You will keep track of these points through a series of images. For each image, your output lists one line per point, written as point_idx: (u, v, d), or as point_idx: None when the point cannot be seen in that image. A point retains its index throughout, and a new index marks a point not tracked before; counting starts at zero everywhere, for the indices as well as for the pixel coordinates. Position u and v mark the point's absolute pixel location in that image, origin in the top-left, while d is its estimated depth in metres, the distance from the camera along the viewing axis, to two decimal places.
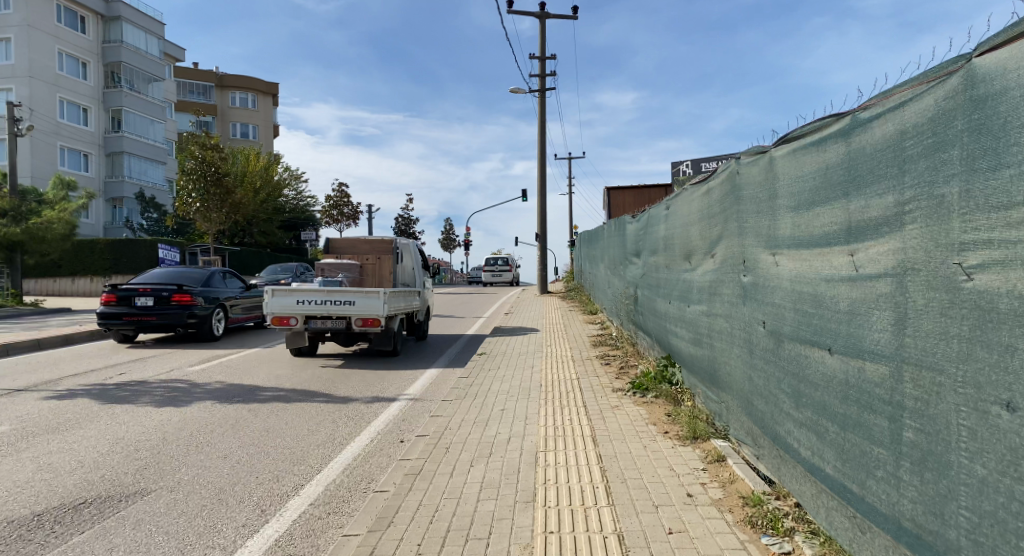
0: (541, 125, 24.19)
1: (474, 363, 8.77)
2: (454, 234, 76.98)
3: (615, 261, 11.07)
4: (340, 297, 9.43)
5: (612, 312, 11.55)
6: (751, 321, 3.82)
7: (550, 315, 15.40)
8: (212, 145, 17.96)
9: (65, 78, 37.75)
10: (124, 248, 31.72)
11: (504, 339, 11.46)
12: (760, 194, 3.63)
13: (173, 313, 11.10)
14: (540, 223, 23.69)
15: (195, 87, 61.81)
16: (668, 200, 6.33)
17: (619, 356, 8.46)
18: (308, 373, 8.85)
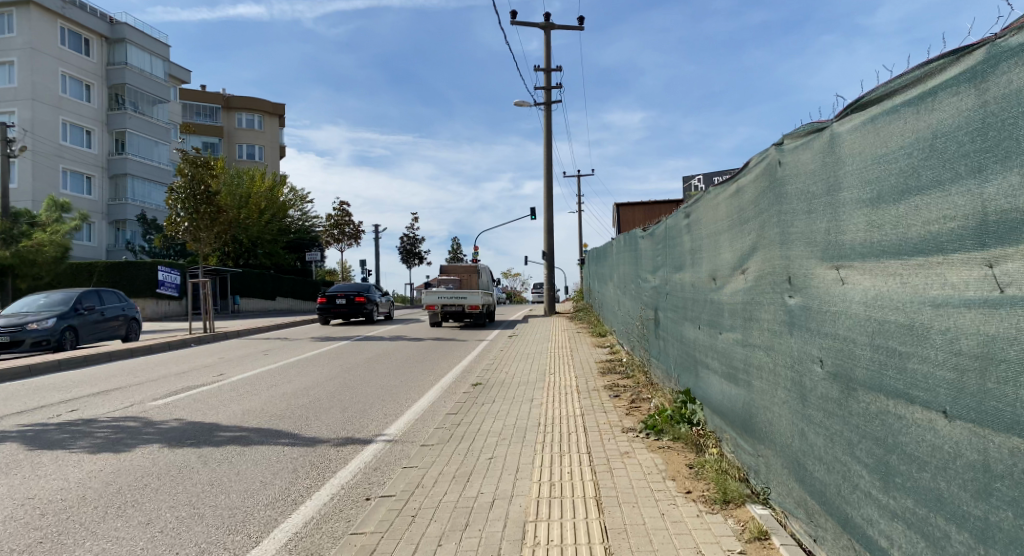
0: (546, 138, 23.42)
1: (467, 395, 7.81)
2: (462, 253, 76.23)
3: (626, 280, 10.15)
4: (462, 294, 19.42)
5: (623, 336, 10.59)
6: (803, 358, 2.86)
7: (556, 337, 14.44)
8: (202, 162, 17.37)
9: (69, 100, 37.81)
10: (123, 272, 31.32)
11: (504, 364, 10.52)
12: (813, 187, 2.71)
13: (360, 306, 21.82)
14: (547, 239, 22.78)
15: (202, 109, 62.08)
16: (688, 207, 5.42)
17: (632, 386, 7.50)
18: (280, 408, 7.96)
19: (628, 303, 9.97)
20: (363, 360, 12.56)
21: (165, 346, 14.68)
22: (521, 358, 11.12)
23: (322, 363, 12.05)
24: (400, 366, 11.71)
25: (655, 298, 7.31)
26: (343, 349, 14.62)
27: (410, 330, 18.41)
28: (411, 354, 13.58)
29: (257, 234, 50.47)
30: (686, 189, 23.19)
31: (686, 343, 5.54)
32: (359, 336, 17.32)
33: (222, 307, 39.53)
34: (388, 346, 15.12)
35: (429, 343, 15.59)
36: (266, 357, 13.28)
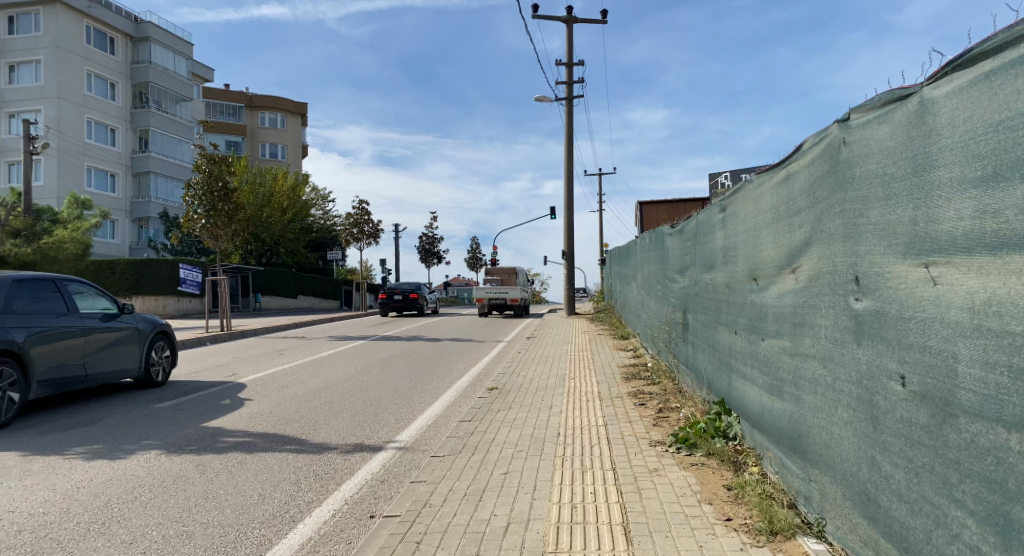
0: (568, 134, 22.93)
1: (484, 400, 7.40)
2: (482, 253, 75.92)
3: (651, 280, 9.67)
4: (505, 291, 26.48)
5: (648, 338, 10.08)
6: (876, 374, 2.38)
7: (577, 338, 13.95)
8: (219, 158, 17.22)
9: (94, 99, 38.28)
10: (145, 270, 31.63)
11: (524, 367, 10.09)
12: (891, 167, 2.24)
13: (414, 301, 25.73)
14: (568, 238, 22.29)
15: (225, 108, 62.53)
16: (723, 199, 4.95)
17: (658, 394, 7.03)
18: (290, 411, 7.60)
19: (653, 304, 9.49)
20: (380, 360, 12.20)
21: (181, 344, 14.49)
22: (541, 361, 10.67)
23: (338, 363, 11.72)
24: (417, 367, 11.32)
25: (684, 299, 6.84)
26: (359, 350, 14.29)
27: (429, 330, 18.04)
28: (429, 355, 13.19)
29: (280, 232, 50.69)
30: (712, 187, 22.54)
31: (721, 349, 5.07)
32: (377, 336, 17.00)
33: (243, 305, 39.62)
34: (405, 347, 14.76)
35: (448, 344, 15.21)
36: (282, 357, 12.98)
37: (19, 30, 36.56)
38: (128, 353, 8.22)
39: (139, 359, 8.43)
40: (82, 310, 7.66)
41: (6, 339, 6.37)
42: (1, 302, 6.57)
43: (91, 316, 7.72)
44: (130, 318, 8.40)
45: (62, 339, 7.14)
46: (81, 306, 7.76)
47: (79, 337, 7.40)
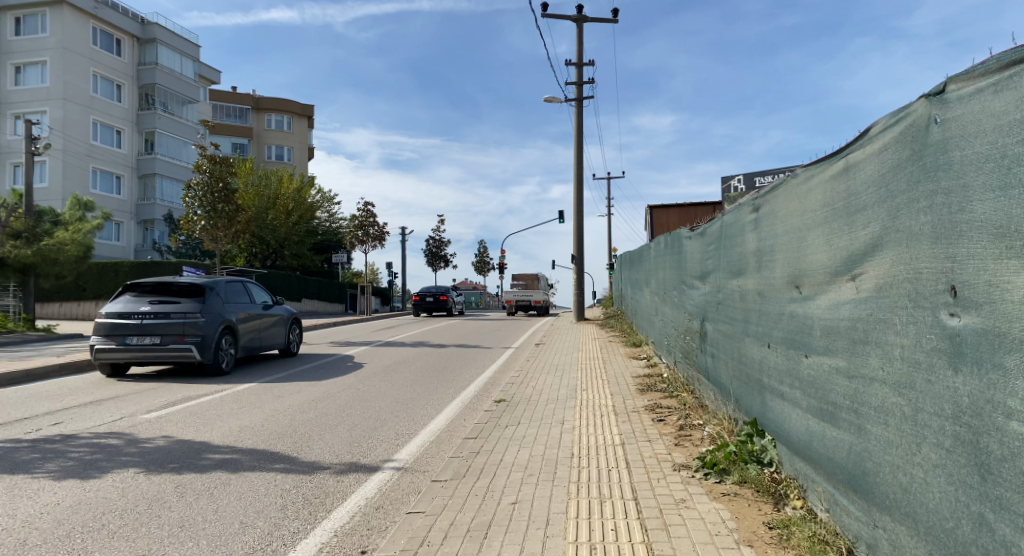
0: (577, 136, 22.46)
1: (489, 414, 6.93)
2: (488, 256, 75.45)
3: (665, 285, 9.24)
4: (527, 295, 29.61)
5: (662, 347, 9.59)
6: (984, 411, 1.89)
7: (586, 345, 13.45)
8: (220, 158, 16.86)
9: (99, 100, 38.18)
10: (148, 272, 31.32)
11: (532, 375, 9.62)
12: (1010, 151, 1.75)
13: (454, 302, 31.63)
14: (577, 242, 21.78)
15: (232, 110, 62.44)
16: (756, 198, 4.45)
17: (677, 409, 6.51)
18: (282, 424, 7.14)
19: (668, 311, 8.99)
20: (381, 368, 11.76)
21: None
22: (550, 370, 10.19)
23: (339, 371, 11.30)
24: (421, 375, 10.88)
25: (705, 307, 6.34)
26: (360, 356, 13.84)
27: (433, 335, 17.58)
28: (433, 362, 12.74)
29: (285, 235, 50.45)
30: (725, 190, 21.98)
31: (752, 364, 4.55)
32: (380, 341, 16.57)
33: None
34: (409, 353, 14.32)
35: (453, 350, 14.76)
36: (280, 363, 12.57)
37: (25, 31, 36.51)
38: (278, 331, 12.50)
39: (282, 337, 12.62)
40: (255, 300, 11.95)
41: (230, 318, 10.74)
42: (226, 296, 10.95)
43: (260, 304, 12.01)
44: (281, 307, 12.68)
45: (250, 320, 11.47)
46: (254, 296, 12.03)
47: (258, 319, 11.80)
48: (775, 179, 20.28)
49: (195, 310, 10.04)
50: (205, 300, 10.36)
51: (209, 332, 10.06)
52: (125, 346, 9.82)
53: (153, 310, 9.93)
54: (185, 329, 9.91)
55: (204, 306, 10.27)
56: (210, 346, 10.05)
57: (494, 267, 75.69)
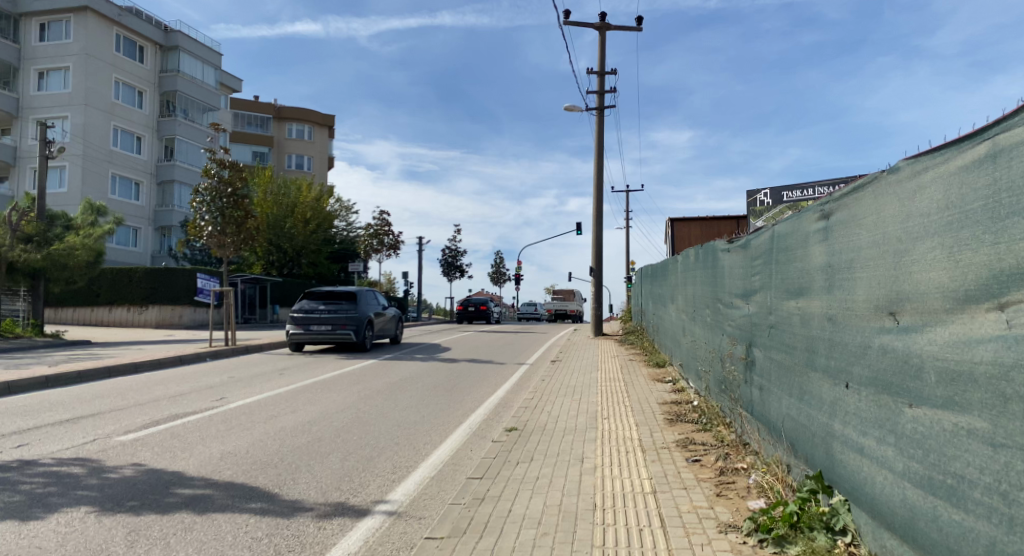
0: (598, 144, 21.72)
1: (499, 446, 6.12)
2: (504, 268, 74.88)
3: (696, 303, 8.40)
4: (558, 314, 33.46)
5: (691, 370, 8.73)
6: None
7: (606, 364, 12.61)
8: (229, 163, 16.42)
9: (121, 106, 38.31)
10: (162, 279, 31.14)
11: (548, 398, 8.80)
12: None
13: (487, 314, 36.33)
14: (596, 255, 20.96)
15: (253, 118, 62.71)
16: (826, 202, 3.63)
17: (713, 446, 5.66)
18: (268, 452, 6.39)
19: (699, 332, 8.14)
20: (387, 385, 11.02)
21: (176, 360, 13.49)
22: (567, 392, 9.35)
23: (342, 388, 10.58)
24: (428, 394, 10.12)
25: (750, 331, 5.49)
26: (367, 370, 13.15)
27: (444, 349, 16.84)
28: (442, 379, 11.97)
29: (302, 243, 50.16)
30: (752, 204, 21.05)
31: (817, 403, 3.70)
32: (389, 354, 15.86)
33: (261, 316, 38.92)
34: (417, 369, 13.59)
35: (464, 366, 13.99)
36: (282, 378, 11.89)
37: (50, 37, 36.75)
38: (391, 325, 18.14)
39: (393, 329, 18.29)
40: (379, 303, 17.63)
41: (371, 313, 16.48)
42: (368, 298, 16.71)
43: (382, 305, 17.72)
44: (391, 307, 18.27)
45: (379, 316, 17.23)
46: (378, 300, 17.77)
47: (382, 316, 17.53)
48: (806, 192, 19.30)
49: (352, 308, 15.74)
50: (358, 303, 16.19)
51: (360, 323, 15.68)
52: (309, 331, 15.59)
53: (329, 308, 15.71)
54: (347, 321, 15.60)
55: (355, 307, 15.91)
56: (359, 332, 15.61)
57: (511, 278, 75.08)
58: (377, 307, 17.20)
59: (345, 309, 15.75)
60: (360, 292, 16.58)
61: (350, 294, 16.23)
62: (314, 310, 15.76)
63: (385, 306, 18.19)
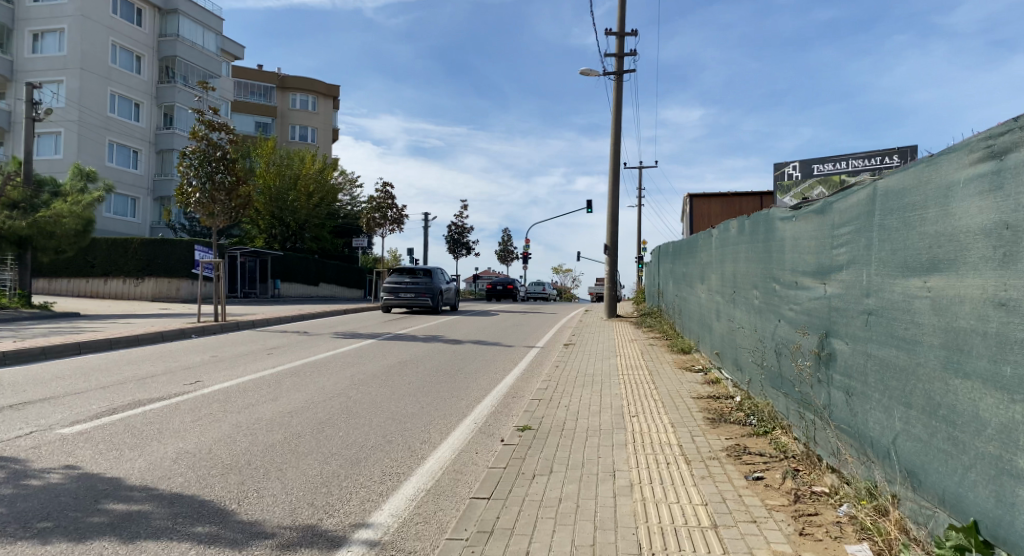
0: (615, 113, 20.49)
1: (509, 452, 5.04)
2: (512, 246, 73.56)
3: (737, 281, 7.31)
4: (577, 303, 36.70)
5: (729, 359, 7.65)
6: None
7: (624, 350, 11.50)
8: (219, 124, 15.34)
9: (118, 71, 37.12)
10: (158, 250, 30.20)
11: (564, 389, 7.72)
12: None
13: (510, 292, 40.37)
14: (610, 232, 19.75)
15: (256, 88, 61.34)
16: (999, 136, 2.50)
17: (773, 460, 4.58)
18: (234, 453, 5.32)
19: (741, 316, 7.04)
20: (384, 368, 10.01)
21: (159, 336, 12.53)
22: (584, 382, 8.26)
23: (335, 371, 9.58)
24: (429, 380, 9.09)
25: (829, 317, 4.39)
26: (366, 351, 12.14)
27: (448, 329, 15.79)
28: (445, 363, 10.92)
29: (306, 217, 49.10)
30: (778, 178, 19.74)
31: (970, 422, 2.62)
32: (388, 334, 14.82)
33: (262, 291, 37.96)
34: (419, 350, 12.55)
35: (470, 348, 12.96)
36: (270, 358, 10.88)
37: None
38: (450, 296, 24.69)
39: (452, 300, 24.92)
40: (442, 279, 24.09)
41: (439, 286, 22.77)
42: (438, 275, 23.17)
43: (445, 281, 24.23)
44: (450, 285, 24.79)
45: (444, 289, 23.70)
46: (442, 277, 24.20)
47: (445, 289, 24.08)
48: (839, 165, 18.00)
49: (429, 281, 22.13)
50: (431, 278, 22.60)
51: (434, 292, 21.99)
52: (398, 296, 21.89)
53: (412, 280, 22.06)
54: (425, 290, 21.94)
55: (432, 279, 22.39)
56: (435, 298, 21.97)
57: (518, 257, 73.83)
58: (443, 282, 23.65)
59: (425, 281, 22.20)
60: (435, 270, 23.11)
61: (426, 270, 22.69)
62: (401, 282, 22.14)
63: (448, 284, 24.92)
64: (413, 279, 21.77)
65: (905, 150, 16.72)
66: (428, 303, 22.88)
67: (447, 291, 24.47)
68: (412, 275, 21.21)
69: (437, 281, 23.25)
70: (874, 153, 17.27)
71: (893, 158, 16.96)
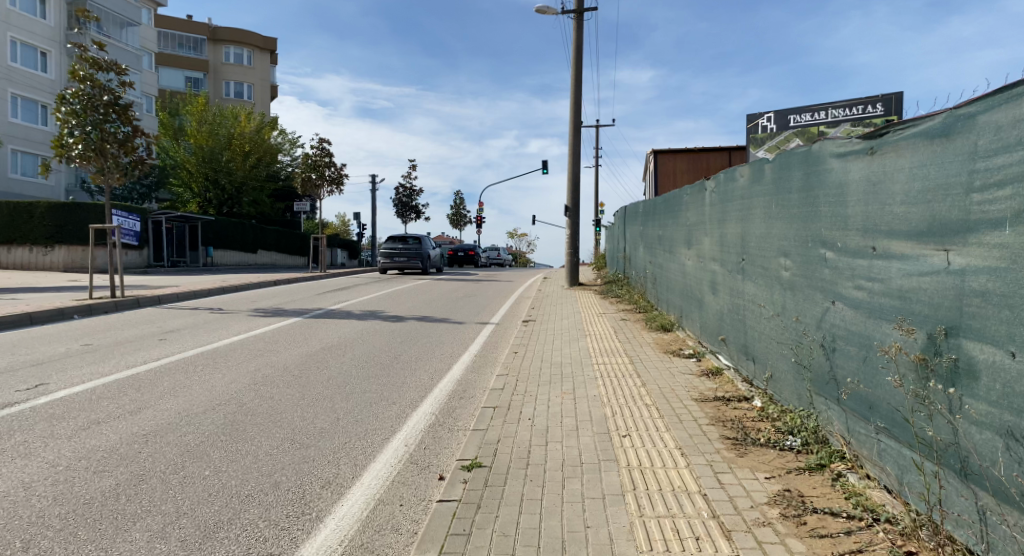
0: (575, 60, 18.67)
1: (445, 520, 3.21)
2: (465, 210, 71.20)
3: (748, 244, 5.64)
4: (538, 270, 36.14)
5: (736, 344, 6.03)
6: None
7: (592, 327, 9.82)
8: (107, 64, 12.55)
9: (19, 15, 32.91)
10: (70, 215, 27.21)
11: (524, 388, 5.95)
12: None
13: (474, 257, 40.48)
14: (572, 191, 17.91)
15: (184, 39, 56.28)
16: None
17: (860, 527, 2.92)
18: (11, 528, 3.36)
19: (758, 291, 5.40)
20: (300, 359, 8.05)
21: (29, 318, 10.22)
22: (550, 374, 6.50)
23: (238, 364, 7.61)
24: (356, 376, 7.22)
25: (958, 303, 2.71)
26: (286, 333, 10.14)
27: (389, 304, 13.82)
28: (380, 349, 9.02)
29: (242, 179, 45.64)
30: (751, 130, 18.21)
31: None
32: (319, 309, 12.84)
33: (192, 259, 34.87)
34: (352, 331, 10.60)
35: (413, 328, 11.06)
36: (164, 344, 8.80)
37: None
38: (433, 262, 29.42)
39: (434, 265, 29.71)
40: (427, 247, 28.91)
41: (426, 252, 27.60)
42: (424, 243, 28.04)
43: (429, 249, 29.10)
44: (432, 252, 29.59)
45: (428, 255, 28.43)
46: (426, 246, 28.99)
47: (429, 255, 28.85)
48: (817, 116, 16.56)
49: (417, 248, 26.99)
50: (419, 245, 27.45)
51: (421, 256, 26.82)
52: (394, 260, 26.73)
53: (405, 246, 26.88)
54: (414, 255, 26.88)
55: (420, 246, 27.24)
56: (422, 261, 26.79)
57: (472, 221, 71.56)
58: (427, 250, 28.44)
59: (414, 247, 27.06)
60: (423, 238, 28.02)
61: (415, 239, 27.58)
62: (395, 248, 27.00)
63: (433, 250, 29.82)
64: (404, 245, 27.20)
65: (889, 97, 15.35)
66: (418, 266, 27.60)
67: (432, 256, 29.37)
68: (404, 243, 26.46)
69: (424, 248, 28.09)
70: (856, 101, 15.87)
71: (876, 107, 15.60)
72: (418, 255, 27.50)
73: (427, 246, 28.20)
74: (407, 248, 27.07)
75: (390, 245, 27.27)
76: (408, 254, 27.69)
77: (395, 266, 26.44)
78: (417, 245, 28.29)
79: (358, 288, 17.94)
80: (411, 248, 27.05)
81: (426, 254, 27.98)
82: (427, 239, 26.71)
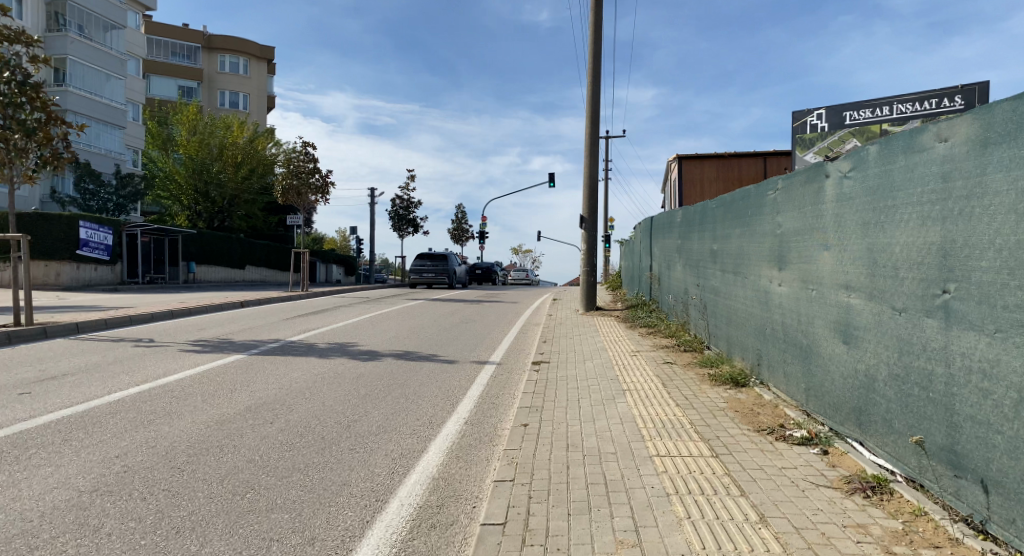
0: (591, 48, 16.26)
1: None
2: (466, 224, 68.67)
3: (971, 264, 2.99)
4: None
5: (928, 446, 3.33)
6: None
7: (630, 374, 7.15)
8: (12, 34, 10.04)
9: None
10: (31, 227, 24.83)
11: (544, 525, 3.27)
12: None
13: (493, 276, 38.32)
14: (587, 200, 15.32)
15: (176, 47, 54.17)
16: None
17: None
18: None
19: (1010, 359, 2.73)
20: (202, 432, 5.34)
21: None
22: (586, 484, 3.81)
23: (96, 445, 4.89)
24: (269, 472, 4.48)
25: None
26: (211, 379, 7.45)
27: (366, 335, 11.11)
28: (333, 408, 6.32)
29: (234, 192, 43.12)
30: (797, 129, 15.65)
31: None
32: (277, 342, 10.19)
33: (171, 276, 32.26)
34: (305, 375, 7.92)
35: (388, 370, 8.34)
36: (21, 400, 6.13)
37: None
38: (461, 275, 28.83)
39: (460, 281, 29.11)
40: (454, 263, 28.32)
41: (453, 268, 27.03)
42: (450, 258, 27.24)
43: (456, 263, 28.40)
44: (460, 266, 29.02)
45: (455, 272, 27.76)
46: (454, 262, 28.40)
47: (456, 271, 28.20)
48: (879, 111, 13.98)
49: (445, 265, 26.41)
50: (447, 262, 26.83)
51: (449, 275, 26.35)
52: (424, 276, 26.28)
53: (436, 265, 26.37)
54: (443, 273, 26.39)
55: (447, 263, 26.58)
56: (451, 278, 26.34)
57: (472, 237, 68.93)
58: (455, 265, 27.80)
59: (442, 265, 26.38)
60: (450, 254, 27.28)
61: (443, 255, 26.92)
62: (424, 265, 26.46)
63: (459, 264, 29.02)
64: (433, 262, 26.54)
65: (972, 88, 12.83)
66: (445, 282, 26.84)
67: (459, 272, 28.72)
68: (431, 259, 25.88)
69: (451, 264, 27.13)
70: (929, 94, 13.18)
71: (955, 100, 13.00)
72: (446, 273, 26.70)
73: (455, 260, 27.47)
74: (436, 265, 26.43)
75: (417, 261, 26.71)
76: (435, 269, 26.99)
77: (425, 280, 25.96)
78: (441, 260, 27.27)
79: (339, 311, 15.45)
80: (439, 265, 26.43)
81: (452, 270, 26.95)
82: (454, 255, 25.87)
